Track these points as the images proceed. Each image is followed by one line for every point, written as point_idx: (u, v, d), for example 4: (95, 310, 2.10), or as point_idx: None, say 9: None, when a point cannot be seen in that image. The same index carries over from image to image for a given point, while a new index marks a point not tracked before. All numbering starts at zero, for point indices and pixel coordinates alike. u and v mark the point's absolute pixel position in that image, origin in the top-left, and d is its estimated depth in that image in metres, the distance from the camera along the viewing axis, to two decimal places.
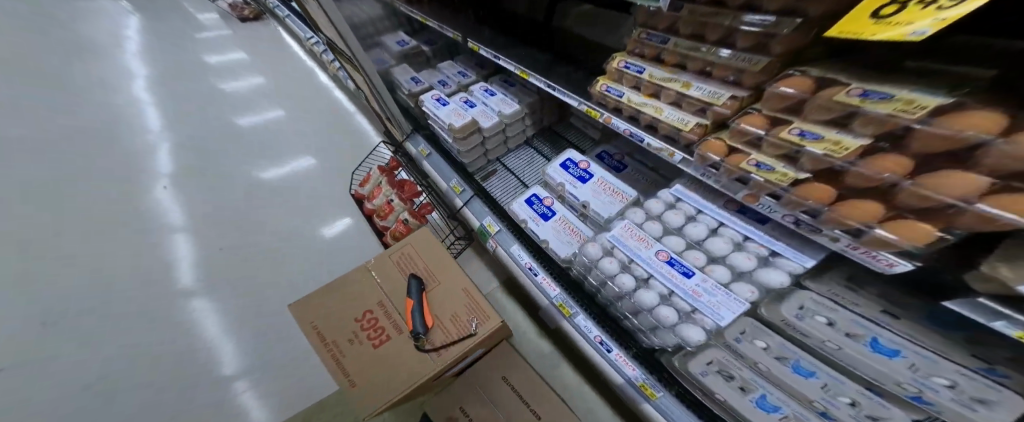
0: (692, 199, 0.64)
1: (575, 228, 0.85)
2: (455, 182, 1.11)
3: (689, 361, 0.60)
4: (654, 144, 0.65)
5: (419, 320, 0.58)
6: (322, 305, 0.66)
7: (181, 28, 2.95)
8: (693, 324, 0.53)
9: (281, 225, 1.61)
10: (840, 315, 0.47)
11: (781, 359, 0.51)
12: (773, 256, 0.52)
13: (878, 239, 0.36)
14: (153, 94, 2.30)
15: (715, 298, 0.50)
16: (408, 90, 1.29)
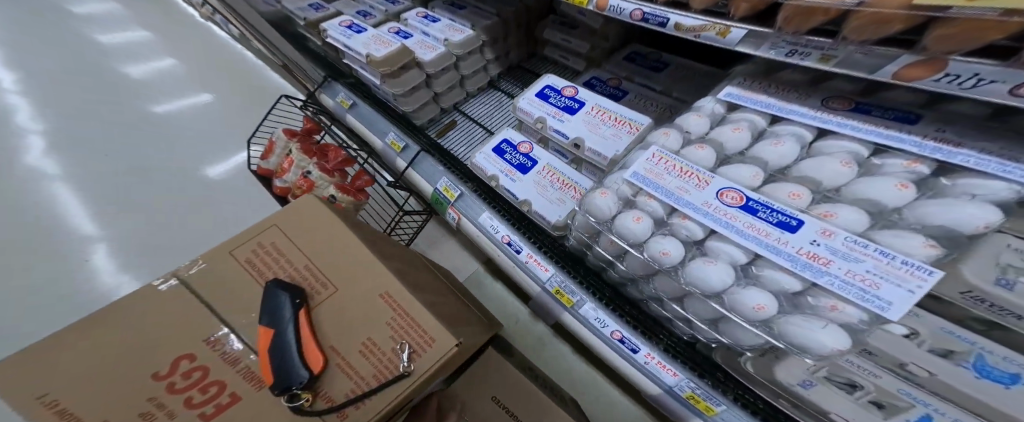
0: (756, 101, 0.39)
1: (567, 181, 0.59)
2: (392, 138, 0.81)
3: (776, 366, 0.37)
4: (695, 21, 0.37)
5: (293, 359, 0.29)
6: (58, 362, 0.28)
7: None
8: (811, 316, 0.27)
9: (171, 214, 1.15)
10: None
11: (948, 355, 0.29)
12: (942, 175, 0.28)
13: None
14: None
15: (864, 266, 0.24)
16: (305, 18, 0.91)
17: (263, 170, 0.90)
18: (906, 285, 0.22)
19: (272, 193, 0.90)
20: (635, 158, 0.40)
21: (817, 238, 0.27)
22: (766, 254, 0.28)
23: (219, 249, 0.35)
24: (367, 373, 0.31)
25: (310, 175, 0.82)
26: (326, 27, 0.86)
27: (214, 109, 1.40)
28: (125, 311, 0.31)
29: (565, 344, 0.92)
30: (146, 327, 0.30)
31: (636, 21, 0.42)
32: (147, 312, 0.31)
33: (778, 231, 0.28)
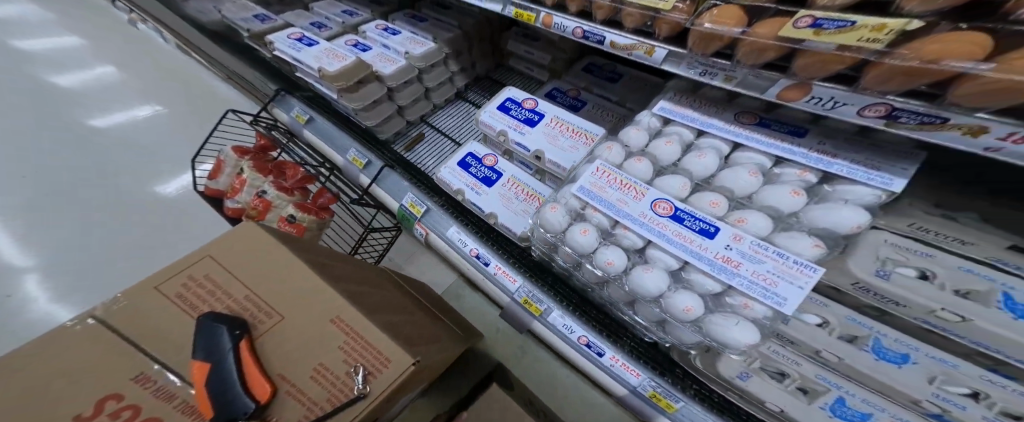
0: (685, 116, 0.42)
1: (530, 191, 0.61)
2: (353, 154, 0.80)
3: (718, 361, 0.40)
4: (625, 39, 0.41)
5: (236, 391, 0.28)
6: None
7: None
8: (729, 314, 0.31)
9: (120, 238, 1.09)
10: (937, 263, 0.29)
11: (854, 341, 0.33)
12: (827, 183, 0.34)
13: None
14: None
15: (765, 266, 0.28)
16: (248, 30, 0.88)
17: (212, 191, 0.86)
18: (798, 283, 0.27)
19: (224, 214, 0.85)
20: (581, 172, 0.42)
21: (730, 243, 0.30)
22: (692, 262, 0.31)
23: (143, 283, 0.33)
24: (323, 396, 0.31)
25: (266, 194, 0.81)
26: (273, 39, 0.84)
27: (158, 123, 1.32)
28: (35, 356, 0.29)
29: (542, 348, 0.94)
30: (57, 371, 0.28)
31: (577, 38, 0.46)
32: (70, 355, 0.29)
33: (700, 238, 0.32)
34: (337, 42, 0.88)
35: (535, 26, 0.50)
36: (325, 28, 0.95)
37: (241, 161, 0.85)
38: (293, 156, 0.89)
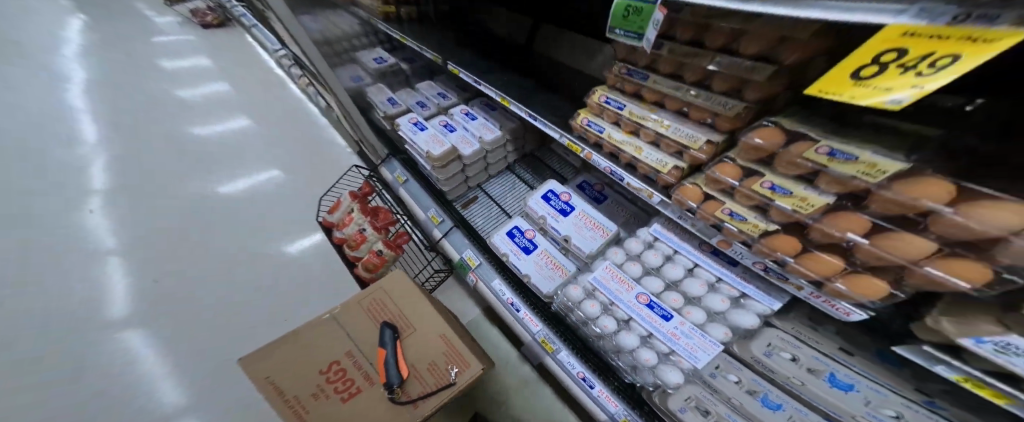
0: (670, 239, 0.66)
1: (558, 262, 0.86)
2: (433, 213, 1.13)
3: (668, 398, 0.56)
4: (633, 183, 0.67)
5: (393, 371, 0.55)
6: (276, 358, 0.57)
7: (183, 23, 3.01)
8: (671, 366, 0.57)
9: (243, 244, 1.53)
10: (801, 351, 0.51)
11: (752, 393, 0.52)
12: (744, 298, 0.57)
13: (838, 289, 0.42)
14: (126, 94, 2.24)
15: (693, 340, 0.55)
16: (385, 111, 1.27)
17: (328, 222, 1.23)
18: (708, 351, 0.54)
19: (332, 240, 1.20)
20: (597, 265, 0.67)
21: (677, 325, 0.57)
22: (655, 335, 0.58)
23: (350, 303, 0.64)
24: (431, 384, 0.56)
25: (365, 231, 1.12)
26: (400, 123, 1.20)
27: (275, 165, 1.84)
28: (303, 334, 0.60)
29: (544, 386, 1.11)
30: (311, 346, 0.59)
31: (607, 173, 0.72)
32: (323, 337, 0.60)
33: (662, 320, 0.58)
34: (432, 123, 1.23)
35: (579, 156, 0.76)
36: (426, 108, 1.33)
37: (353, 203, 1.18)
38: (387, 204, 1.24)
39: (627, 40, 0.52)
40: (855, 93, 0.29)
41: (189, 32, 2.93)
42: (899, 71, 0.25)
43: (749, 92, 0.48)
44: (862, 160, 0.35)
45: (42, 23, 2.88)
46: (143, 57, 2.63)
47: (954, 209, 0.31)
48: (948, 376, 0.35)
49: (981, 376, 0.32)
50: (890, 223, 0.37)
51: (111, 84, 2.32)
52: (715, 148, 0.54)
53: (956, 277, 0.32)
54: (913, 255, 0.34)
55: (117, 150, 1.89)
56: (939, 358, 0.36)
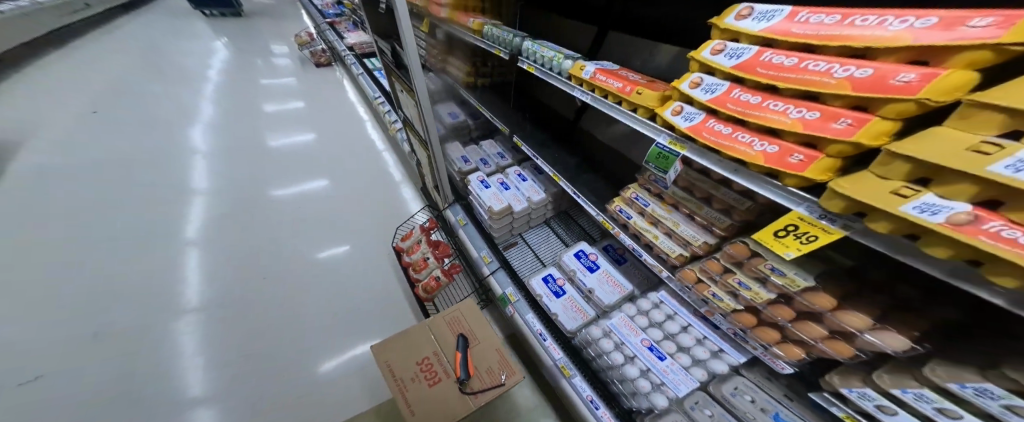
0: (672, 303, 0.97)
1: (581, 308, 1.08)
2: (485, 254, 1.46)
3: (656, 420, 0.79)
4: (648, 259, 0.91)
5: (466, 370, 0.83)
6: (391, 350, 0.89)
7: (314, 75, 4.00)
8: (662, 393, 0.83)
9: (321, 265, 2.02)
10: (759, 396, 0.74)
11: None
12: (721, 352, 0.86)
13: (778, 351, 0.66)
14: (271, 130, 3.09)
15: (678, 376, 0.83)
16: (460, 168, 1.67)
17: (400, 248, 1.74)
18: (688, 385, 0.82)
19: (401, 262, 1.70)
20: (615, 315, 0.98)
21: (669, 364, 0.86)
22: (654, 370, 0.86)
23: (438, 318, 0.96)
24: (488, 382, 0.85)
25: (428, 258, 1.60)
26: (471, 179, 1.56)
27: (351, 204, 2.42)
28: (406, 336, 0.92)
29: (546, 409, 1.27)
30: (412, 344, 0.90)
31: (631, 248, 0.95)
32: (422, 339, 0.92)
33: (660, 360, 0.87)
34: (493, 181, 1.56)
35: (610, 232, 1.00)
36: (488, 166, 1.68)
37: (421, 235, 1.72)
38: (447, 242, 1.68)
39: (656, 170, 0.80)
40: (777, 245, 0.58)
41: (317, 82, 3.87)
42: (795, 238, 0.54)
43: (735, 214, 0.75)
44: (788, 276, 0.58)
45: (223, 68, 4.02)
46: (267, 100, 3.48)
47: (832, 312, 0.55)
48: (839, 413, 0.58)
49: (854, 413, 0.56)
50: (803, 318, 0.61)
51: (261, 119, 3.19)
52: (709, 246, 0.79)
53: (835, 351, 0.57)
54: (815, 336, 0.59)
55: (263, 172, 2.64)
56: (836, 402, 0.59)
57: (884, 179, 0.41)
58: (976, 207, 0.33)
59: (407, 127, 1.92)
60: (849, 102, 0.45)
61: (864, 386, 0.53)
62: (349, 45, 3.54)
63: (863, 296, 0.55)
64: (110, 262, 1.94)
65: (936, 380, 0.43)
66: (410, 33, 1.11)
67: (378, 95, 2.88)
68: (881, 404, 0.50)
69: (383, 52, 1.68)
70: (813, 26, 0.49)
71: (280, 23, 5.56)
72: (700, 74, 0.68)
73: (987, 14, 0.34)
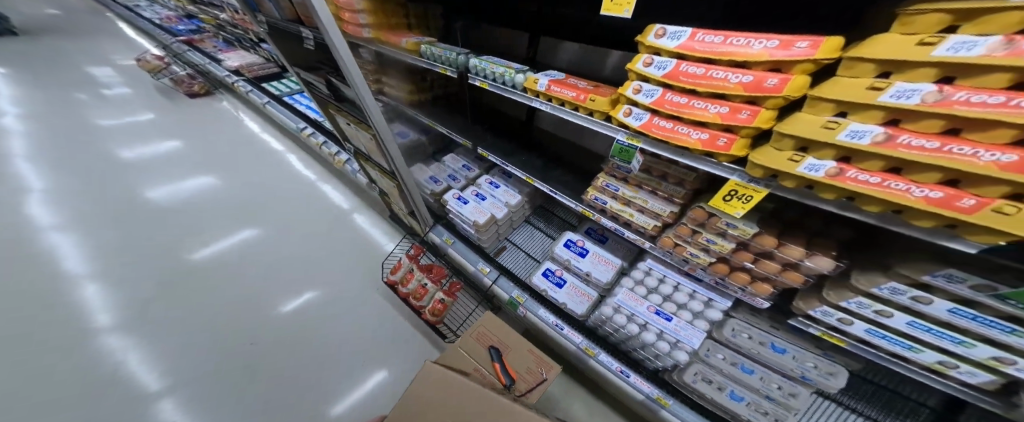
0: (660, 268, 1.12)
1: (583, 291, 1.25)
2: (482, 266, 1.54)
3: (684, 375, 1.02)
4: (629, 235, 1.06)
5: (509, 377, 0.99)
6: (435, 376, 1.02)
7: (198, 112, 3.45)
8: (680, 349, 0.99)
9: (298, 318, 1.91)
10: (755, 332, 0.94)
11: (734, 364, 0.96)
12: (711, 301, 1.02)
13: (752, 289, 0.84)
14: (174, 189, 2.64)
15: (688, 331, 0.98)
16: (432, 190, 1.69)
17: (392, 281, 1.74)
18: (697, 336, 0.97)
19: (398, 293, 1.70)
20: (618, 292, 1.11)
21: (677, 323, 0.99)
22: (667, 331, 1.00)
23: (466, 338, 1.08)
24: (532, 381, 1.01)
25: (426, 284, 1.63)
26: (447, 199, 1.59)
27: (314, 245, 2.30)
28: (443, 361, 1.04)
29: (581, 391, 1.42)
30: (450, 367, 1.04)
31: (613, 229, 1.09)
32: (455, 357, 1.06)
33: (667, 320, 1.01)
34: (468, 194, 1.61)
35: (592, 219, 1.13)
36: (458, 181, 1.73)
37: (410, 263, 1.72)
38: (438, 262, 1.70)
39: (621, 161, 0.92)
40: (726, 207, 0.75)
41: (207, 121, 3.36)
42: (738, 200, 0.71)
43: (688, 184, 0.91)
44: (742, 228, 0.75)
45: (61, 121, 3.17)
46: (157, 150, 2.96)
47: (779, 249, 0.72)
48: (813, 331, 0.76)
49: (827, 330, 0.74)
50: (761, 258, 0.79)
51: (158, 178, 2.71)
52: (675, 214, 0.95)
53: (787, 278, 0.75)
54: (771, 270, 0.77)
55: (186, 239, 2.30)
56: (810, 323, 0.77)
57: (780, 151, 0.60)
58: (839, 163, 0.53)
59: (356, 157, 1.83)
60: (744, 98, 0.65)
61: (823, 306, 0.70)
62: (239, 70, 3.35)
63: (796, 230, 0.75)
64: (11, 395, 1.54)
65: (861, 288, 0.62)
66: (355, 69, 1.08)
67: (303, 125, 2.68)
68: (839, 317, 0.68)
69: (310, 83, 1.53)
70: (707, 44, 0.67)
71: (113, 51, 4.50)
72: (637, 81, 0.83)
73: (802, 40, 0.56)
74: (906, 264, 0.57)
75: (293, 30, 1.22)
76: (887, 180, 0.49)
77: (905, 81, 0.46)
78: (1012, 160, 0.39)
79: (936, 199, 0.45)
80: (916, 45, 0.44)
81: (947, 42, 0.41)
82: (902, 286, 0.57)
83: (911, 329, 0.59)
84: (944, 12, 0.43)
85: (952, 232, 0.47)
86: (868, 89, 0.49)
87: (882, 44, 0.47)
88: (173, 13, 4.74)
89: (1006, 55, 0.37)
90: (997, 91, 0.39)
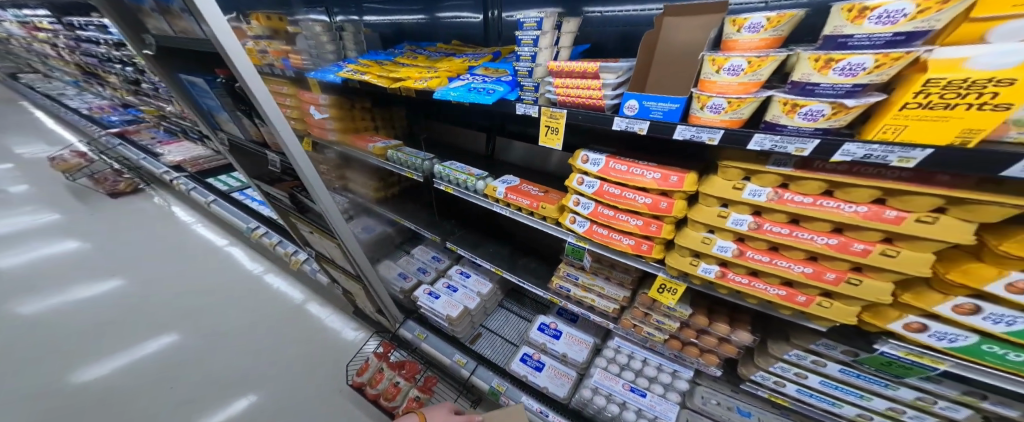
0: (626, 344, 1.24)
1: (562, 372, 1.34)
2: (459, 357, 1.56)
3: None
4: (595, 318, 1.19)
5: None
6: None
7: (129, 212, 3.24)
8: None
9: None
10: (720, 397, 1.08)
11: None
12: (677, 372, 1.14)
13: (707, 361, 1.00)
14: (94, 302, 2.35)
15: (662, 405, 1.07)
16: (402, 286, 1.75)
17: (358, 383, 1.61)
18: (672, 410, 1.06)
19: (366, 397, 1.59)
20: (594, 374, 1.19)
21: (650, 401, 1.08)
22: (644, 408, 1.08)
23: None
24: None
25: (399, 383, 1.56)
26: (418, 295, 1.66)
27: (260, 348, 2.08)
28: None
29: None
30: None
31: (580, 312, 1.22)
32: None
33: (642, 397, 1.10)
34: (440, 288, 1.70)
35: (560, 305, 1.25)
36: (428, 273, 1.83)
37: (379, 362, 1.65)
38: (411, 358, 1.66)
39: (575, 258, 1.09)
40: (662, 297, 0.92)
41: (141, 219, 3.15)
42: (668, 293, 0.90)
43: (632, 271, 1.10)
44: (679, 310, 0.94)
45: None
46: (75, 259, 2.67)
47: (711, 326, 0.92)
48: (763, 392, 0.94)
49: (772, 391, 0.92)
50: (702, 334, 0.98)
51: (76, 292, 2.41)
52: (628, 298, 1.12)
53: (726, 350, 0.94)
54: (712, 344, 0.96)
55: (107, 360, 2.00)
56: (758, 387, 0.94)
57: (682, 256, 0.78)
58: (720, 267, 0.72)
59: (318, 259, 1.82)
60: (651, 214, 0.84)
61: (760, 372, 0.89)
62: (177, 164, 3.39)
63: (722, 307, 0.97)
64: None
65: (778, 355, 0.82)
66: (321, 185, 1.00)
67: (254, 224, 2.64)
68: (774, 380, 0.87)
69: (269, 194, 1.36)
70: (615, 170, 0.85)
71: (25, 149, 4.19)
72: (575, 195, 0.99)
73: (674, 174, 0.76)
74: (798, 335, 0.78)
75: (258, 150, 1.03)
76: (752, 280, 0.69)
77: (736, 212, 0.66)
78: (810, 271, 0.61)
79: (783, 295, 0.66)
80: (732, 189, 0.64)
81: (747, 189, 0.62)
82: (801, 353, 0.78)
83: (824, 386, 0.79)
84: (737, 167, 0.63)
85: (806, 316, 0.68)
86: (718, 216, 0.68)
87: (712, 185, 0.67)
88: (106, 102, 4.71)
89: (777, 201, 0.59)
90: (784, 224, 0.61)
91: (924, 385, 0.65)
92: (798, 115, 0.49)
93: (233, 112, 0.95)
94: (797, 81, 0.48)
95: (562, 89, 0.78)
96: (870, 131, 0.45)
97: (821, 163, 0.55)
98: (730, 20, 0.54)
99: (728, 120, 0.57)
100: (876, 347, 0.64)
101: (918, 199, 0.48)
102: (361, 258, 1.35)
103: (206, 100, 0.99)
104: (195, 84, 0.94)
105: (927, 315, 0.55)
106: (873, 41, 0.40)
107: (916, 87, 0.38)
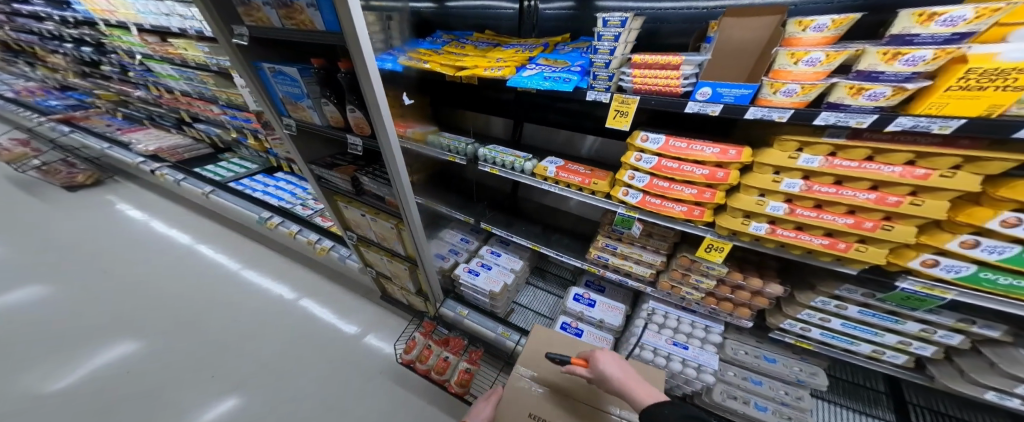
0: (660, 306, 1.39)
1: (601, 336, 1.45)
2: (503, 330, 1.69)
3: (714, 395, 1.20)
4: (632, 283, 1.36)
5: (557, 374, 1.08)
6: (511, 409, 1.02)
7: (99, 206, 3.17)
8: (704, 372, 1.20)
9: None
10: (748, 347, 1.25)
11: (746, 378, 1.21)
12: (709, 326, 1.31)
13: (741, 312, 1.17)
14: (104, 301, 2.31)
15: (704, 354, 1.21)
16: (442, 265, 1.82)
17: (408, 359, 1.71)
18: (713, 359, 1.20)
19: (417, 372, 1.69)
20: (637, 332, 1.31)
21: (692, 351, 1.22)
22: (688, 358, 1.22)
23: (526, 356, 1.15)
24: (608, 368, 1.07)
25: (448, 357, 1.67)
26: (459, 273, 1.75)
27: (287, 337, 2.13)
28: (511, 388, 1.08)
29: None
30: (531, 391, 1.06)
31: (619, 279, 1.38)
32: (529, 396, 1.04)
33: (684, 349, 1.23)
34: (476, 266, 1.79)
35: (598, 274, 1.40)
36: (460, 254, 1.92)
37: (426, 339, 1.75)
38: (455, 334, 1.77)
39: (624, 226, 1.20)
40: (708, 255, 1.07)
41: (133, 217, 3.08)
42: (714, 251, 1.04)
43: (671, 240, 1.25)
44: (721, 268, 1.10)
45: None
46: (71, 260, 2.60)
47: (746, 280, 1.09)
48: (789, 339, 1.11)
49: (797, 337, 1.10)
50: (736, 289, 1.14)
51: (86, 290, 2.37)
52: (665, 262, 1.27)
53: (758, 301, 1.11)
54: (746, 297, 1.12)
55: (140, 352, 2.02)
56: (784, 333, 1.12)
57: (733, 217, 0.92)
58: (768, 224, 0.87)
59: (353, 245, 1.87)
60: (705, 183, 0.98)
61: (788, 320, 1.06)
62: (155, 152, 3.17)
63: (754, 266, 1.13)
64: None
65: (806, 302, 0.98)
66: (401, 169, 1.10)
67: (268, 214, 2.62)
68: (801, 326, 1.04)
69: (322, 178, 1.43)
70: (676, 146, 0.98)
71: None
72: (630, 170, 1.11)
73: (732, 149, 0.90)
74: (823, 283, 0.95)
75: (336, 135, 1.12)
76: (798, 234, 0.84)
77: (788, 178, 0.80)
78: (851, 222, 0.77)
79: (824, 244, 0.82)
80: (788, 157, 0.77)
81: (801, 158, 0.76)
82: (825, 298, 0.95)
83: (846, 328, 0.96)
84: (796, 140, 0.77)
85: (840, 261, 0.85)
86: (771, 181, 0.82)
87: (768, 156, 0.81)
88: (38, 86, 4.30)
89: (826, 166, 0.74)
90: (830, 185, 0.76)
91: (928, 317, 0.83)
92: (862, 97, 0.63)
93: (320, 99, 1.06)
94: (862, 70, 0.63)
95: (640, 79, 0.88)
96: (918, 107, 0.60)
97: (869, 134, 0.70)
98: (795, 22, 0.67)
99: (795, 102, 0.71)
100: (897, 285, 0.80)
101: (941, 160, 0.64)
102: (423, 244, 1.44)
103: (288, 87, 1.07)
104: (284, 72, 1.02)
105: (938, 252, 0.72)
106: (935, 39, 0.55)
107: (958, 74, 0.53)
